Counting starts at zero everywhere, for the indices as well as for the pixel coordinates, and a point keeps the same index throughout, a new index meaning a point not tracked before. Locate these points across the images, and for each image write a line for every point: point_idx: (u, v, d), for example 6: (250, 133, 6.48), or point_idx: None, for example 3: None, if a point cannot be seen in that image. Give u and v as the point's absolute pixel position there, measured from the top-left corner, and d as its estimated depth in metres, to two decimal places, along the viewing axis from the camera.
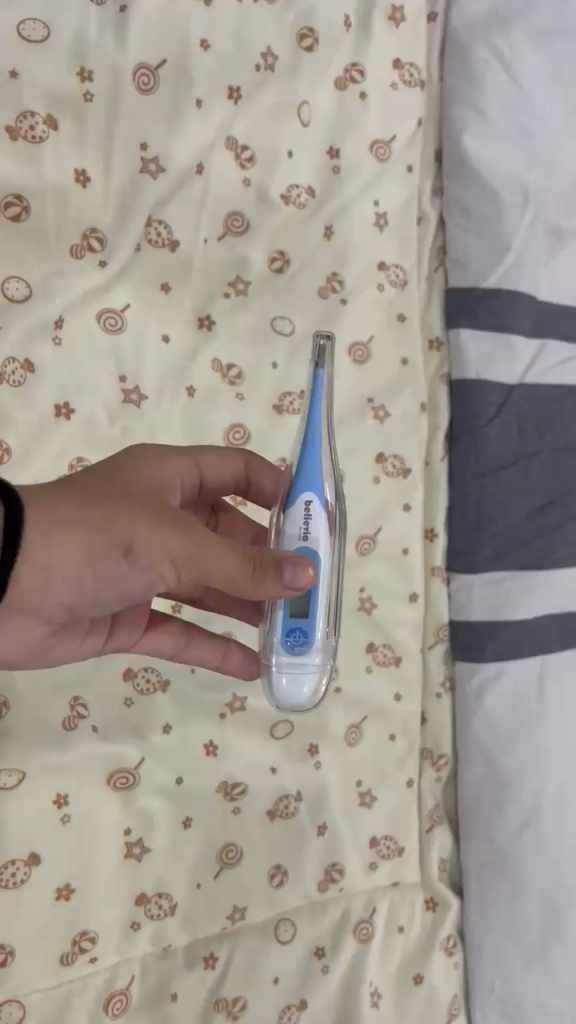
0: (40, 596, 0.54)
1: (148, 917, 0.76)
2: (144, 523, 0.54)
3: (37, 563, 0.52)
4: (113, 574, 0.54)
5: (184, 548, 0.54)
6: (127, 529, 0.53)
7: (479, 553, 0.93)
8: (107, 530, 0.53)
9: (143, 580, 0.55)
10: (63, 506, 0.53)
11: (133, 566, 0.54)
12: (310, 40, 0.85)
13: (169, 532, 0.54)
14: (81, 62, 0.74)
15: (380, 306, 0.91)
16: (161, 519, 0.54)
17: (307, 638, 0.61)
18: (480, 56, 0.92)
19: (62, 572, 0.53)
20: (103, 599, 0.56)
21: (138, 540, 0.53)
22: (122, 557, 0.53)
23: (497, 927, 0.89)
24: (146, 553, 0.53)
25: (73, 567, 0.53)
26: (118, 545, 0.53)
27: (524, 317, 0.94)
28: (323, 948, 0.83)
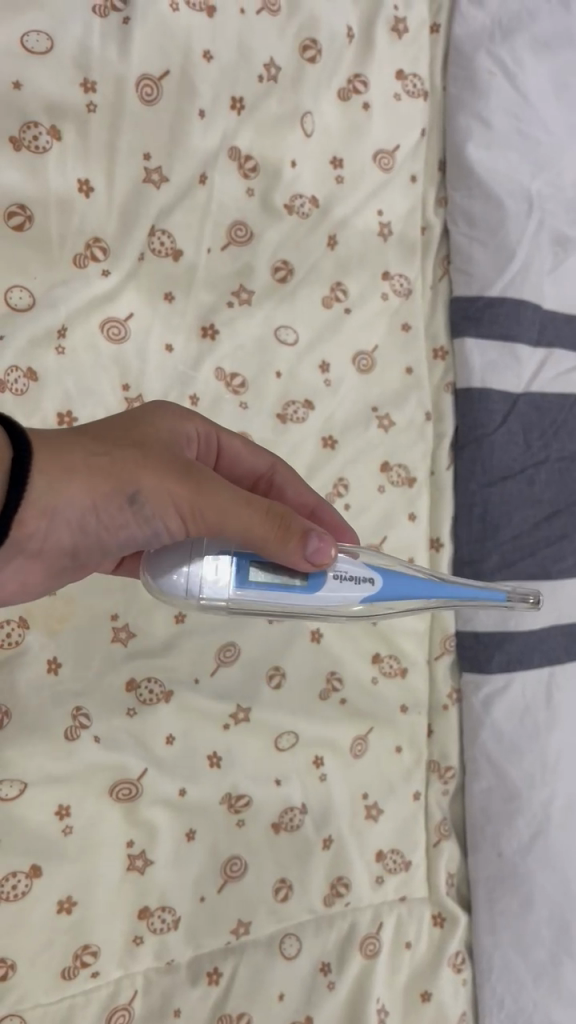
0: (45, 537, 0.54)
1: (151, 930, 0.75)
2: (153, 474, 0.54)
3: (42, 505, 0.52)
4: (121, 523, 0.54)
5: (193, 503, 0.53)
6: (134, 479, 0.53)
7: (485, 561, 0.91)
8: (114, 478, 0.53)
9: (149, 531, 0.55)
10: (70, 451, 0.53)
11: (141, 515, 0.54)
12: (313, 51, 0.85)
13: (178, 486, 0.54)
14: (85, 73, 0.74)
15: (384, 315, 0.91)
16: (171, 473, 0.54)
17: (237, 579, 0.54)
18: (483, 65, 0.92)
19: (66, 517, 0.53)
20: (108, 543, 0.56)
21: (145, 490, 0.53)
22: (128, 505, 0.53)
23: (507, 942, 0.88)
24: (153, 503, 0.53)
25: (74, 511, 0.53)
26: (124, 495, 0.53)
27: (530, 325, 0.94)
28: (329, 964, 0.82)
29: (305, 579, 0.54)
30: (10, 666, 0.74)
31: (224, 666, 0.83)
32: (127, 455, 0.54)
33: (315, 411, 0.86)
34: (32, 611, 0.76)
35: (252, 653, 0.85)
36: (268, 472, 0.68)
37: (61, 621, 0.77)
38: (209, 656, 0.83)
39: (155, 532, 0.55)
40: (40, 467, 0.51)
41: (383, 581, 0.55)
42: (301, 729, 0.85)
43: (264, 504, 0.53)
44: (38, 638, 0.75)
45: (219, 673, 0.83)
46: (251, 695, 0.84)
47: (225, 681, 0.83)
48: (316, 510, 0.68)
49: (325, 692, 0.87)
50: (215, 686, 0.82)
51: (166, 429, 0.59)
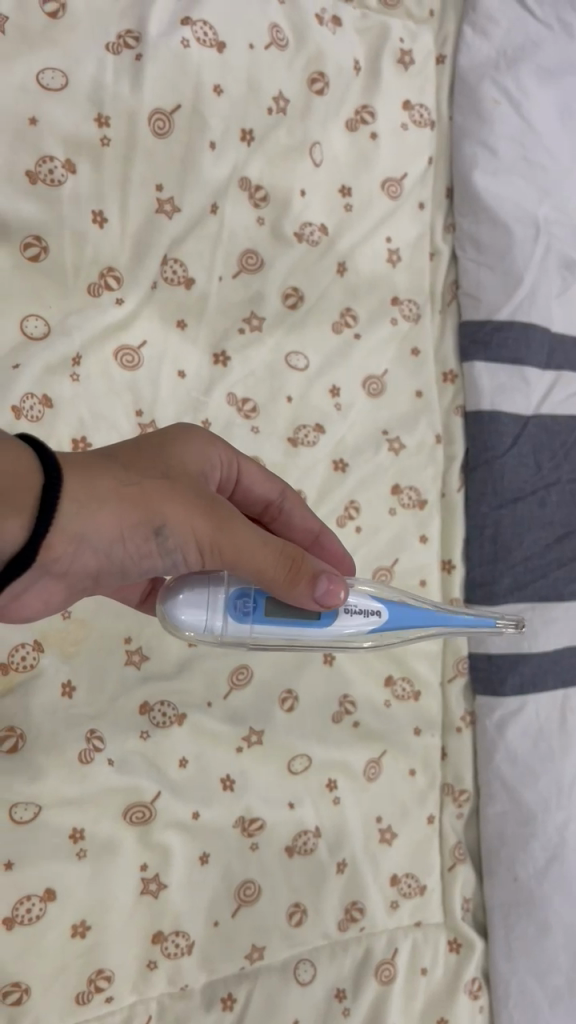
0: (68, 564, 0.53)
1: (165, 955, 0.75)
2: (178, 506, 0.53)
3: (70, 533, 0.51)
4: (144, 553, 0.54)
5: (215, 537, 0.53)
6: (161, 511, 0.53)
7: (498, 584, 0.92)
8: (143, 508, 0.52)
9: (168, 562, 0.55)
10: (99, 479, 0.52)
11: (164, 546, 0.53)
12: (321, 84, 0.87)
13: (202, 519, 0.53)
14: (99, 108, 0.76)
15: (394, 340, 0.92)
16: (196, 505, 0.54)
17: (258, 616, 0.54)
18: (489, 95, 0.94)
19: (93, 547, 0.52)
20: (128, 572, 0.55)
21: (170, 523, 0.53)
22: (154, 537, 0.53)
23: (524, 968, 0.87)
24: (176, 536, 0.53)
25: (102, 540, 0.52)
26: (151, 527, 0.53)
27: (539, 350, 0.95)
28: (344, 990, 0.82)
29: (318, 617, 0.55)
30: (25, 690, 0.74)
31: (238, 688, 0.84)
32: (156, 485, 0.53)
33: (326, 435, 0.87)
34: (46, 635, 0.76)
35: (265, 676, 0.85)
36: (278, 499, 0.68)
37: (75, 645, 0.78)
38: (222, 680, 0.83)
39: (174, 563, 0.55)
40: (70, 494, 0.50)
41: (389, 612, 0.57)
42: (314, 752, 0.85)
43: (282, 544, 0.54)
44: (52, 661, 0.76)
45: (233, 697, 0.83)
46: (265, 718, 0.84)
47: (239, 704, 0.83)
48: (320, 539, 0.69)
49: (338, 715, 0.87)
50: (228, 709, 0.83)
51: (187, 455, 0.59)
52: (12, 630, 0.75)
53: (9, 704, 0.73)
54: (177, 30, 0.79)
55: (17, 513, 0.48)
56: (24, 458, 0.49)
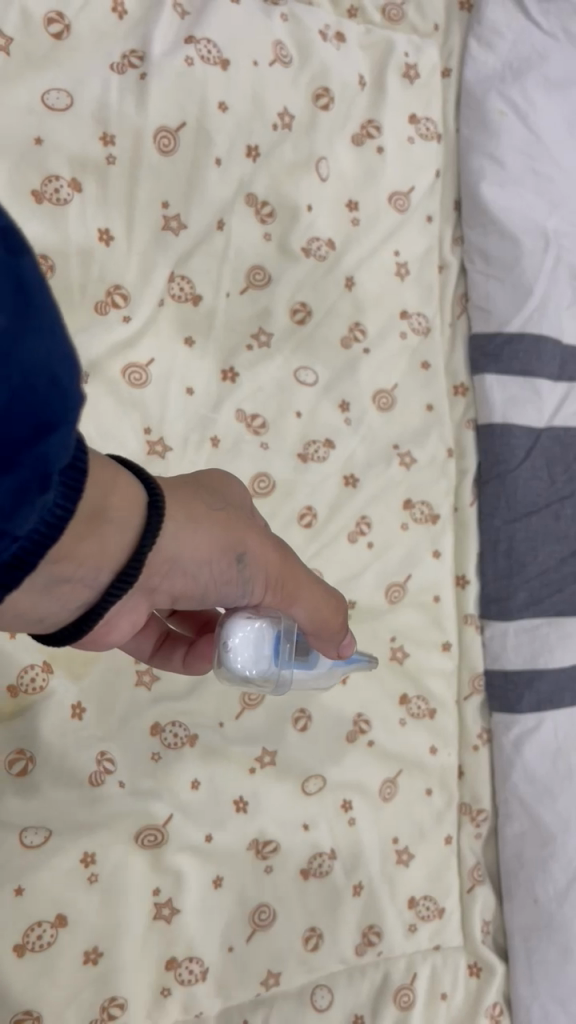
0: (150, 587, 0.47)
1: (178, 982, 0.74)
2: (254, 535, 0.51)
3: (168, 551, 0.46)
4: (221, 581, 0.50)
5: (281, 571, 0.53)
6: (242, 537, 0.50)
7: (513, 599, 0.91)
8: (229, 532, 0.49)
9: (237, 591, 0.52)
10: (188, 499, 0.48)
11: (241, 575, 0.51)
12: (325, 99, 0.87)
13: (272, 550, 0.52)
14: (104, 127, 0.76)
15: (403, 354, 0.91)
16: (265, 536, 0.52)
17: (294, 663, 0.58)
18: (495, 109, 0.94)
19: (179, 573, 0.47)
20: (190, 600, 0.51)
21: (249, 551, 0.51)
22: (235, 565, 0.50)
23: (546, 994, 0.84)
24: (253, 565, 0.51)
25: (193, 562, 0.47)
26: (234, 552, 0.50)
27: (551, 361, 0.94)
28: (362, 1016, 0.80)
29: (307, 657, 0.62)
30: (34, 711, 0.73)
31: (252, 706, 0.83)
32: (234, 510, 0.51)
33: (336, 450, 0.87)
34: (55, 655, 0.76)
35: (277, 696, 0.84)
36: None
37: (85, 665, 0.77)
38: (234, 700, 0.82)
39: (243, 592, 0.52)
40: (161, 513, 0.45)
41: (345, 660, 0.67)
42: (328, 773, 0.84)
43: (325, 586, 0.58)
44: (62, 682, 0.75)
45: (245, 717, 0.82)
46: (277, 737, 0.83)
47: (252, 724, 0.82)
48: None
49: (352, 735, 0.86)
50: (241, 730, 0.82)
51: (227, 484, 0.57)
52: (21, 650, 0.74)
53: (18, 726, 0.73)
54: (181, 48, 0.79)
55: (120, 535, 0.42)
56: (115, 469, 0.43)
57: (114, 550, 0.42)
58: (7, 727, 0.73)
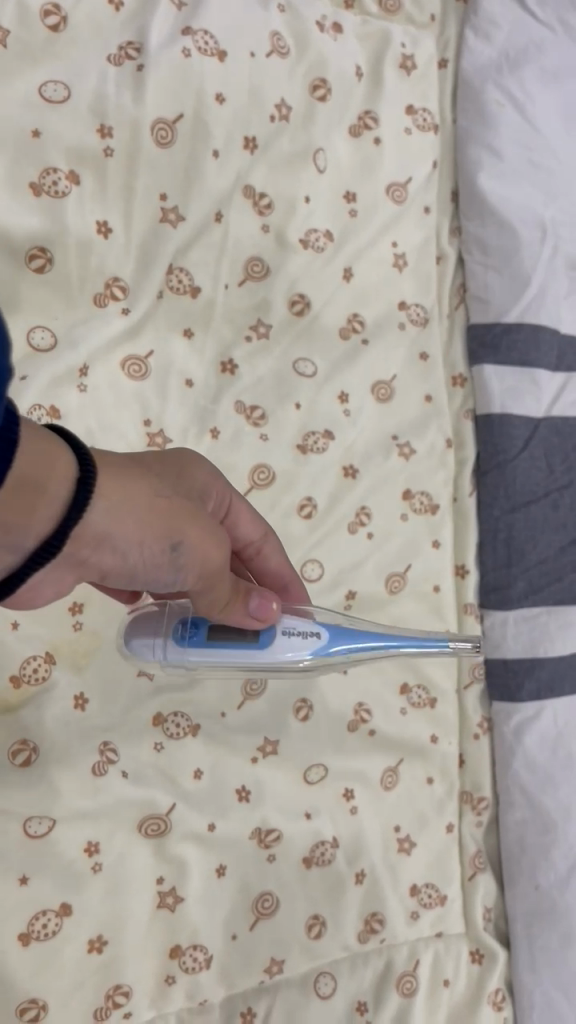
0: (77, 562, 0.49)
1: (183, 969, 0.74)
2: (196, 527, 0.52)
3: (94, 530, 0.47)
4: (152, 565, 0.51)
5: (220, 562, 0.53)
6: (180, 526, 0.51)
7: (513, 588, 0.92)
8: (168, 520, 0.50)
9: (172, 577, 0.53)
10: (130, 483, 0.49)
11: (173, 563, 0.52)
12: (323, 90, 0.87)
13: (212, 542, 0.53)
14: (101, 119, 0.76)
15: (402, 345, 0.91)
16: (209, 528, 0.53)
17: (198, 639, 0.60)
18: (492, 98, 0.94)
19: (111, 549, 0.49)
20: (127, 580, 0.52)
21: (187, 542, 0.51)
22: (169, 551, 0.51)
23: (549, 980, 0.86)
24: (190, 556, 0.52)
25: (123, 543, 0.49)
26: (169, 539, 0.50)
27: (549, 351, 0.94)
28: (365, 1003, 0.81)
29: (257, 639, 0.60)
30: (37, 702, 0.74)
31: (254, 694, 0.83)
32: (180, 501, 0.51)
33: (335, 441, 0.87)
34: (58, 647, 0.76)
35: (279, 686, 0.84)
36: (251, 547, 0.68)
37: (86, 657, 0.77)
38: (236, 690, 0.82)
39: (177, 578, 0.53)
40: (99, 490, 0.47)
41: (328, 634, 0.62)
42: (330, 762, 0.84)
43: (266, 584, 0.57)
44: (65, 674, 0.76)
45: (247, 707, 0.82)
46: (279, 727, 0.83)
47: (253, 714, 0.83)
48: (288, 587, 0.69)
49: (353, 724, 0.86)
50: (244, 719, 0.82)
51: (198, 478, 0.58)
52: (23, 642, 0.75)
53: (21, 718, 0.73)
54: (178, 40, 0.79)
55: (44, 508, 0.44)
56: (51, 443, 0.45)
57: (40, 521, 0.44)
58: (10, 718, 0.73)
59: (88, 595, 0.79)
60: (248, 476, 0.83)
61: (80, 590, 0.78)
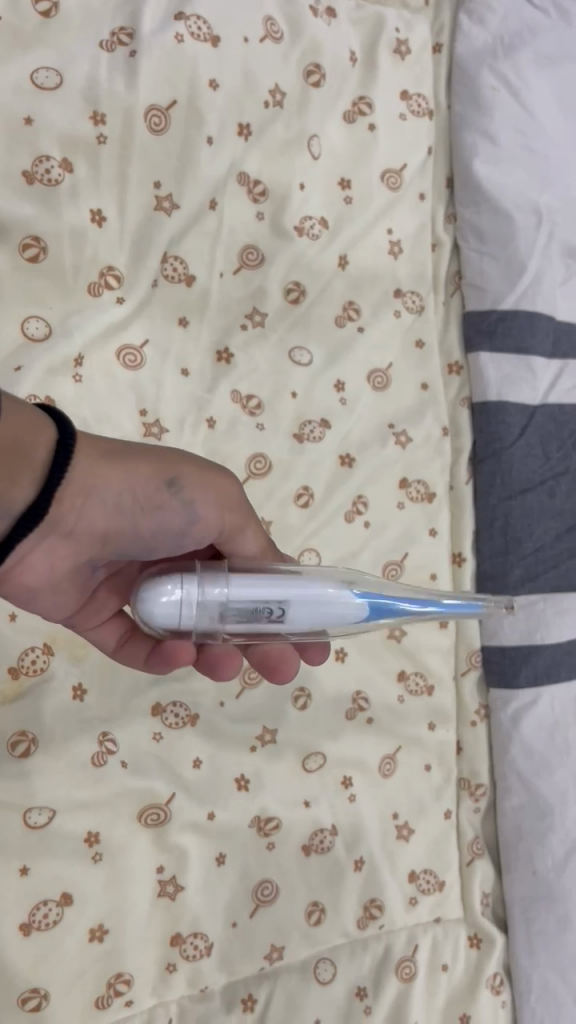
0: (88, 521, 0.56)
1: (184, 957, 0.75)
2: (188, 467, 0.58)
3: (99, 482, 0.54)
4: (148, 502, 0.57)
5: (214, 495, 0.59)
6: (168, 467, 0.57)
7: (509, 576, 0.92)
8: (155, 464, 0.57)
9: (163, 515, 0.58)
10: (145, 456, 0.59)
11: (170, 499, 0.57)
12: (317, 76, 0.86)
13: (192, 474, 0.58)
14: (94, 106, 0.75)
15: (398, 333, 0.91)
16: (190, 466, 0.58)
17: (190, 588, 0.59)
18: (487, 83, 0.93)
19: (104, 503, 0.55)
20: (123, 526, 0.57)
21: (181, 479, 0.58)
22: (166, 491, 0.57)
23: (546, 963, 0.86)
24: (188, 490, 0.58)
25: (122, 491, 0.56)
26: (163, 480, 0.57)
27: (544, 338, 0.94)
28: (365, 989, 0.81)
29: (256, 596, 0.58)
30: (36, 694, 0.74)
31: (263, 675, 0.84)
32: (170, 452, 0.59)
33: (331, 430, 0.87)
34: (57, 638, 0.76)
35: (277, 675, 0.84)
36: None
37: (85, 648, 0.77)
38: (234, 679, 0.83)
39: (184, 518, 0.58)
40: (77, 450, 0.53)
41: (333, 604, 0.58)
42: (329, 750, 0.84)
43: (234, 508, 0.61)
44: (63, 665, 0.76)
45: (245, 697, 0.83)
46: (277, 715, 0.84)
47: (251, 703, 0.83)
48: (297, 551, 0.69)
49: (351, 712, 0.87)
50: (242, 708, 0.82)
51: None
52: (21, 633, 0.75)
53: (19, 709, 0.73)
54: (171, 25, 0.78)
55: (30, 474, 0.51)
56: (33, 416, 0.50)
57: (24, 486, 0.51)
58: (9, 709, 0.72)
59: None
60: (245, 466, 0.82)
61: None
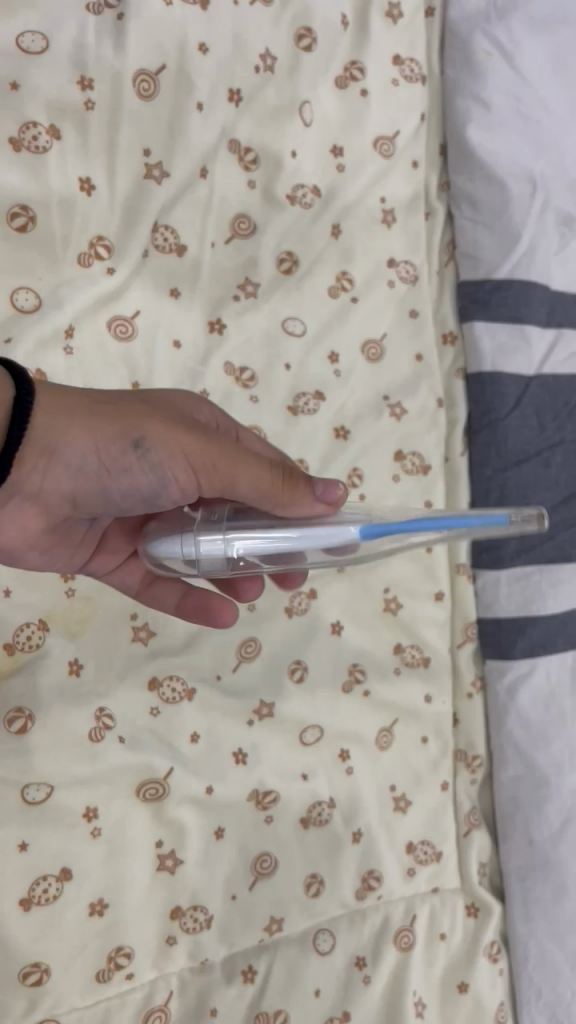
0: (50, 481, 0.57)
1: (184, 930, 0.75)
2: (158, 426, 0.56)
3: (50, 443, 0.55)
4: (109, 462, 0.56)
5: (193, 447, 0.56)
6: (129, 426, 0.56)
7: (504, 547, 0.92)
8: (116, 424, 0.56)
9: (127, 474, 0.57)
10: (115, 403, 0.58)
11: (138, 461, 0.56)
12: (308, 39, 0.84)
13: (161, 432, 0.56)
14: (81, 71, 0.73)
15: (391, 303, 0.90)
16: (157, 423, 0.56)
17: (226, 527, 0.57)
18: (480, 47, 0.91)
19: (67, 464, 0.56)
20: (91, 484, 0.58)
21: (150, 438, 0.56)
22: (133, 450, 0.56)
23: (543, 931, 0.87)
24: (158, 450, 0.56)
25: (79, 453, 0.55)
26: (130, 439, 0.56)
27: (539, 307, 0.93)
28: (364, 958, 0.82)
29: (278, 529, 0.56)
30: (32, 670, 0.73)
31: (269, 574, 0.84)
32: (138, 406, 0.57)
33: (326, 402, 0.86)
34: (52, 614, 0.76)
35: (274, 649, 0.84)
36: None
37: (81, 624, 0.77)
38: (231, 652, 0.82)
39: (159, 481, 0.57)
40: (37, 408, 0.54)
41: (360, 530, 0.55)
42: (325, 723, 0.84)
43: (259, 459, 0.56)
44: (59, 640, 0.75)
45: (242, 669, 0.82)
46: (274, 689, 0.83)
47: (247, 676, 0.82)
48: None
49: (348, 684, 0.86)
50: (237, 683, 0.82)
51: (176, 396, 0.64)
52: (16, 610, 0.74)
53: (16, 685, 0.72)
54: None
55: None
56: None
57: None
58: (5, 685, 0.72)
59: None
60: None
61: None
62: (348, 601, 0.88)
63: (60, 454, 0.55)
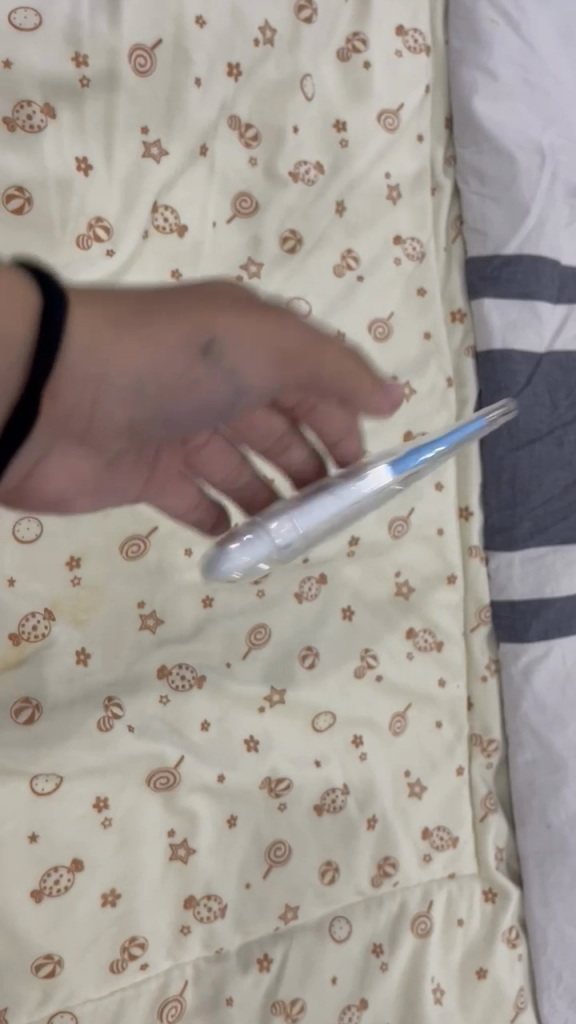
0: (95, 412, 0.48)
1: (198, 919, 0.74)
2: (227, 314, 0.48)
3: (91, 375, 0.44)
4: (185, 374, 0.47)
5: (272, 334, 0.49)
6: (187, 320, 0.46)
7: (517, 529, 0.91)
8: (176, 323, 0.46)
9: (201, 389, 0.49)
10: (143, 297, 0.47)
11: (208, 364, 0.48)
12: (308, 10, 0.82)
13: (233, 317, 0.48)
14: (76, 47, 0.70)
15: (398, 281, 0.88)
16: (218, 306, 0.48)
17: (303, 522, 0.54)
18: (486, 16, 0.89)
19: (117, 389, 0.46)
20: (164, 406, 0.49)
21: (221, 339, 0.47)
22: (202, 357, 0.47)
23: (562, 916, 0.88)
24: (229, 350, 0.48)
25: (143, 366, 0.46)
26: (197, 346, 0.47)
27: (550, 282, 0.91)
28: (380, 944, 0.81)
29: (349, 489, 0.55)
30: (37, 661, 0.71)
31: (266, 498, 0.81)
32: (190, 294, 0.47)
33: None
34: (59, 603, 0.73)
35: (284, 635, 0.82)
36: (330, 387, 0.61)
37: (87, 613, 0.74)
38: (240, 639, 0.80)
39: (233, 379, 0.49)
40: (72, 320, 0.43)
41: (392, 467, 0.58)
42: (338, 709, 0.83)
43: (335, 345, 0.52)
44: (65, 630, 0.73)
45: (252, 656, 0.81)
46: (285, 675, 0.81)
47: (260, 660, 0.81)
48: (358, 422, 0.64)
49: (360, 670, 0.85)
50: (249, 668, 0.80)
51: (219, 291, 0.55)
52: (20, 599, 0.72)
53: (20, 677, 0.70)
54: None
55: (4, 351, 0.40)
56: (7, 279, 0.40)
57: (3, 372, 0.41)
58: (10, 677, 0.70)
59: (86, 549, 0.75)
60: None
61: (76, 544, 0.74)
62: (358, 586, 0.86)
63: (102, 392, 0.46)
